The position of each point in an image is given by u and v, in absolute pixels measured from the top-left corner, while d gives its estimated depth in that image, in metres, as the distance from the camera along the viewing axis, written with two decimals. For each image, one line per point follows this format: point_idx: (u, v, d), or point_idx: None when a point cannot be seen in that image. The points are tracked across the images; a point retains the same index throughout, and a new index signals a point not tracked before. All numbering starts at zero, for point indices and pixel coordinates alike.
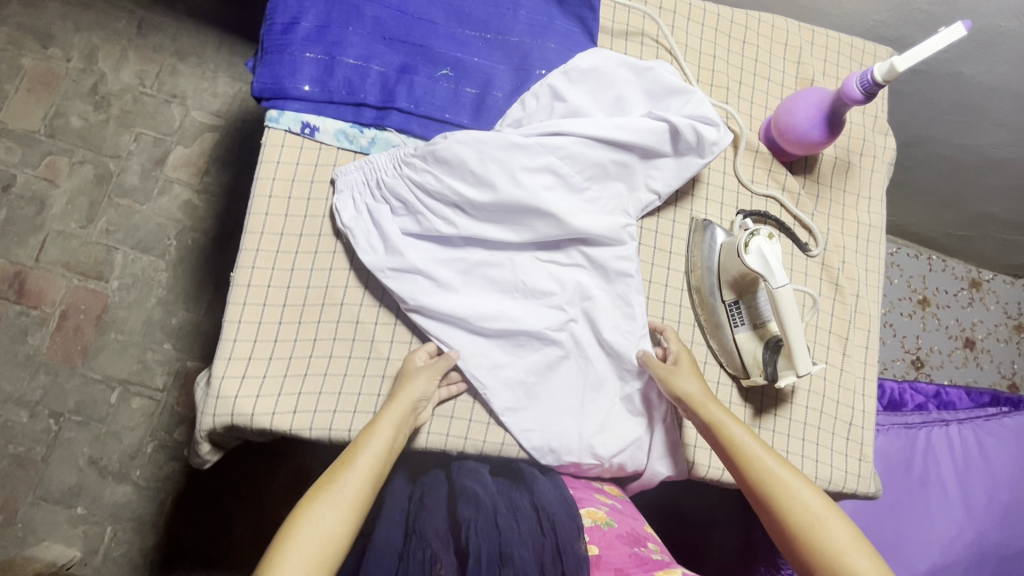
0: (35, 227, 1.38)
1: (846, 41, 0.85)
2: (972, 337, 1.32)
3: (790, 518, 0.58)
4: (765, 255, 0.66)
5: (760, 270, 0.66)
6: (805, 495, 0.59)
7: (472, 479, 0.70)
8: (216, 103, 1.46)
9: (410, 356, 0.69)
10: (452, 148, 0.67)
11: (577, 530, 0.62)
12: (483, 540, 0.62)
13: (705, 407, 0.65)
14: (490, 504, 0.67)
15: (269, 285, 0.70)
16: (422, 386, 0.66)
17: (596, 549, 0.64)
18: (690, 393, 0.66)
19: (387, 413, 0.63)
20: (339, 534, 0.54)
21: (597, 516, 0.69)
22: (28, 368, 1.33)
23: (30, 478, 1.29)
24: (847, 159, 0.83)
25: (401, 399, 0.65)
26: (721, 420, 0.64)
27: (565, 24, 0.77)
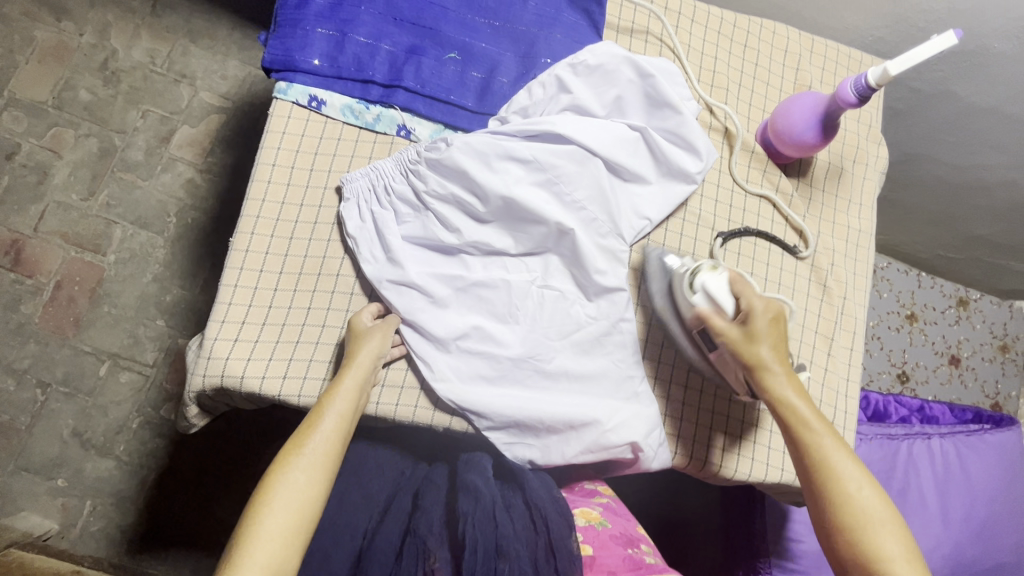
0: (36, 196, 1.39)
1: (844, 52, 0.88)
2: (957, 355, 1.32)
3: (838, 512, 0.57)
4: (710, 293, 0.65)
5: (712, 307, 0.65)
6: (862, 489, 0.57)
7: (473, 472, 0.70)
8: (224, 85, 1.48)
9: (355, 316, 0.68)
10: (452, 155, 0.69)
11: (569, 529, 0.66)
12: (479, 531, 0.64)
13: (777, 379, 0.61)
14: (489, 496, 0.68)
15: (267, 252, 0.70)
16: (376, 346, 0.66)
17: (590, 550, 0.69)
18: (764, 364, 0.62)
19: (347, 375, 0.64)
20: (313, 494, 0.56)
21: (591, 516, 0.74)
22: (19, 337, 1.33)
23: (13, 447, 1.29)
24: (840, 165, 0.85)
25: (358, 361, 0.65)
26: (790, 398, 0.61)
27: (571, 16, 0.79)
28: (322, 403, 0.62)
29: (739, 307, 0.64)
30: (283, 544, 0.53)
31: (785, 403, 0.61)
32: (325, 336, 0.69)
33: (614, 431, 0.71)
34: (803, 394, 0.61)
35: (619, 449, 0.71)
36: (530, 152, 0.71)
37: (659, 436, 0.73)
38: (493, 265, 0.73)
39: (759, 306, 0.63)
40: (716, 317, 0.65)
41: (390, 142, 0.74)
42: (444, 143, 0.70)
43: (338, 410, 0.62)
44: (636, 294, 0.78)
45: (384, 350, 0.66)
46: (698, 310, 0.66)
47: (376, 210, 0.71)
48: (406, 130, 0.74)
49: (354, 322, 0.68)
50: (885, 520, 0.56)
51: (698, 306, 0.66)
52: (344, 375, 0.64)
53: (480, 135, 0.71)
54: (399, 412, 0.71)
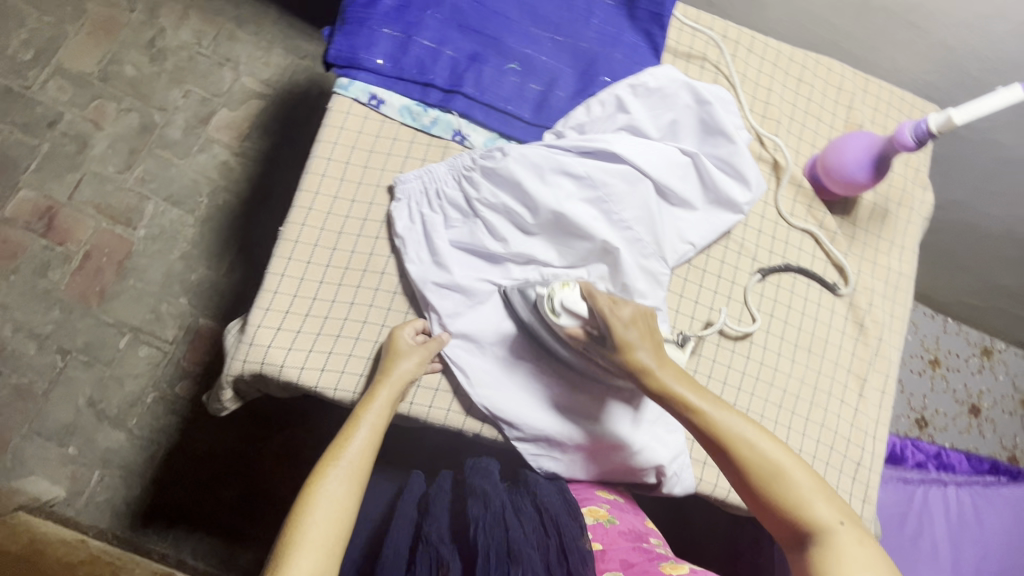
0: (74, 165, 1.41)
1: (897, 95, 0.88)
2: (977, 405, 1.31)
3: (761, 488, 0.55)
4: (572, 311, 0.66)
5: (580, 322, 0.66)
6: (766, 449, 0.56)
7: (481, 478, 0.74)
8: (267, 71, 1.50)
9: (398, 330, 0.68)
10: (507, 167, 0.70)
11: (579, 527, 0.66)
12: (490, 536, 0.64)
13: (660, 373, 0.60)
14: (498, 501, 0.69)
15: (316, 245, 0.71)
16: (412, 366, 0.65)
17: (600, 546, 0.68)
18: (643, 364, 0.61)
19: (381, 392, 0.64)
20: (351, 507, 0.57)
21: (599, 514, 0.71)
22: (45, 302, 1.34)
23: (28, 410, 1.30)
24: (885, 207, 0.85)
25: (392, 377, 0.65)
26: (673, 387, 0.59)
27: (632, 36, 0.79)
28: (357, 416, 0.63)
29: (597, 317, 0.63)
30: (325, 555, 0.53)
31: (671, 393, 0.59)
32: (366, 333, 0.70)
33: (641, 453, 0.72)
34: (685, 380, 0.61)
35: (643, 470, 0.72)
36: (584, 169, 0.71)
37: (683, 462, 0.73)
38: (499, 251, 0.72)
39: (610, 313, 0.61)
40: (585, 333, 0.65)
41: (445, 145, 0.75)
42: (501, 152, 0.71)
43: (373, 423, 0.63)
44: (672, 317, 0.78)
45: (420, 371, 0.66)
46: (567, 331, 0.66)
47: (427, 212, 0.72)
48: (461, 136, 0.75)
49: (395, 336, 0.68)
50: (792, 468, 0.56)
51: (567, 328, 0.66)
52: (378, 391, 0.64)
53: (535, 148, 0.72)
54: (429, 413, 0.71)
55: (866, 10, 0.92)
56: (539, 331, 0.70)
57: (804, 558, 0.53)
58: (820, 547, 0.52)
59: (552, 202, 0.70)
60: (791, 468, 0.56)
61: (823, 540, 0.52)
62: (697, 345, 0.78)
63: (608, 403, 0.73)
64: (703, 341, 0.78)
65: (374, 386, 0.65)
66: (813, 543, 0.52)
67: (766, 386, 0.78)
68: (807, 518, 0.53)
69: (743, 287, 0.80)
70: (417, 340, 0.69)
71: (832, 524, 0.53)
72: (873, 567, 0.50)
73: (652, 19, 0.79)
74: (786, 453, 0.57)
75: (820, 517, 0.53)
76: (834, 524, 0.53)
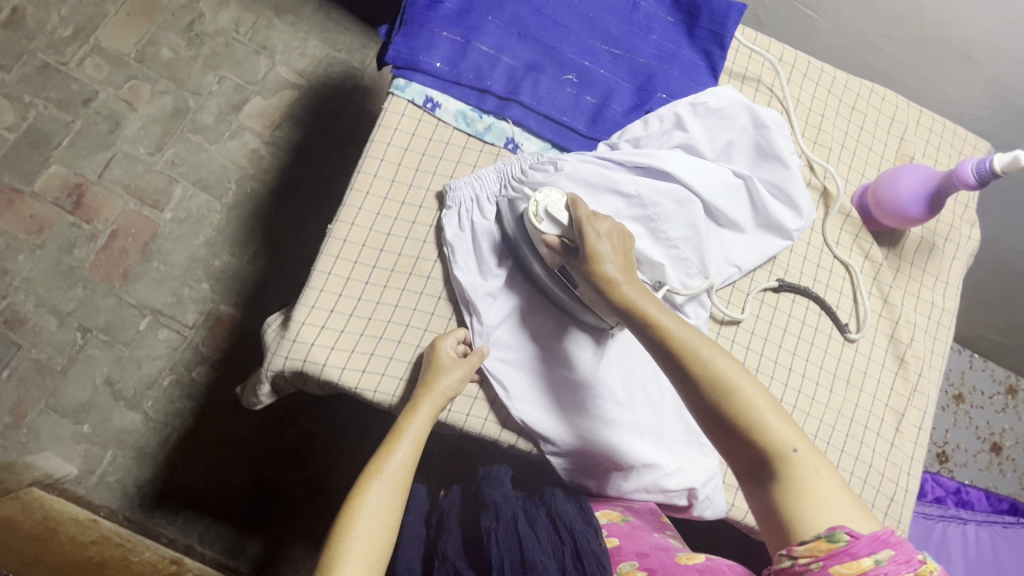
0: (105, 144, 1.40)
1: (950, 129, 0.87)
2: (999, 443, 1.30)
3: (723, 411, 0.53)
4: (555, 220, 0.63)
5: (558, 233, 0.63)
6: (726, 375, 0.53)
7: (493, 487, 0.71)
8: (302, 62, 1.49)
9: (439, 339, 0.68)
10: (559, 181, 0.70)
11: (595, 533, 0.63)
12: (503, 547, 0.63)
13: (623, 289, 0.57)
14: (509, 512, 0.66)
15: (364, 245, 0.72)
16: (455, 381, 0.65)
17: (616, 542, 0.65)
18: (610, 277, 0.58)
19: (424, 404, 0.64)
20: (392, 521, 0.57)
21: (613, 514, 0.69)
22: (68, 279, 1.33)
23: (45, 386, 1.29)
24: (932, 241, 0.84)
25: (435, 391, 0.64)
26: (640, 302, 0.57)
27: (690, 55, 0.78)
28: (400, 428, 0.63)
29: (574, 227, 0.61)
30: (367, 568, 0.54)
31: (634, 311, 0.56)
32: (408, 337, 0.70)
33: (673, 476, 0.70)
34: (650, 298, 0.57)
35: (676, 493, 0.71)
36: (635, 187, 0.71)
37: (716, 486, 0.72)
38: (490, 190, 0.72)
39: (587, 225, 0.60)
40: (559, 243, 0.63)
41: (496, 153, 0.75)
42: (554, 166, 0.71)
43: (415, 437, 0.63)
44: (713, 339, 0.77)
45: (463, 385, 0.65)
46: (543, 240, 0.64)
47: (475, 219, 0.71)
48: (514, 144, 0.75)
49: (439, 349, 0.67)
50: (749, 393, 0.53)
51: (545, 236, 0.64)
52: (421, 405, 0.64)
53: (588, 162, 0.71)
54: (465, 421, 0.70)
55: (919, 40, 0.92)
56: (519, 242, 0.69)
57: (762, 486, 0.52)
58: (777, 476, 0.51)
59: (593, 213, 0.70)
60: (750, 394, 0.53)
61: (779, 468, 0.51)
62: None
63: (570, 332, 0.72)
64: (744, 366, 0.77)
65: (417, 397, 0.65)
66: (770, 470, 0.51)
67: (803, 415, 0.77)
68: (763, 442, 0.51)
69: (772, 308, 0.79)
70: (460, 350, 0.69)
71: (788, 451, 0.51)
72: (822, 489, 0.50)
73: (712, 39, 0.78)
74: (745, 375, 0.53)
75: (775, 441, 0.51)
76: (789, 452, 0.51)
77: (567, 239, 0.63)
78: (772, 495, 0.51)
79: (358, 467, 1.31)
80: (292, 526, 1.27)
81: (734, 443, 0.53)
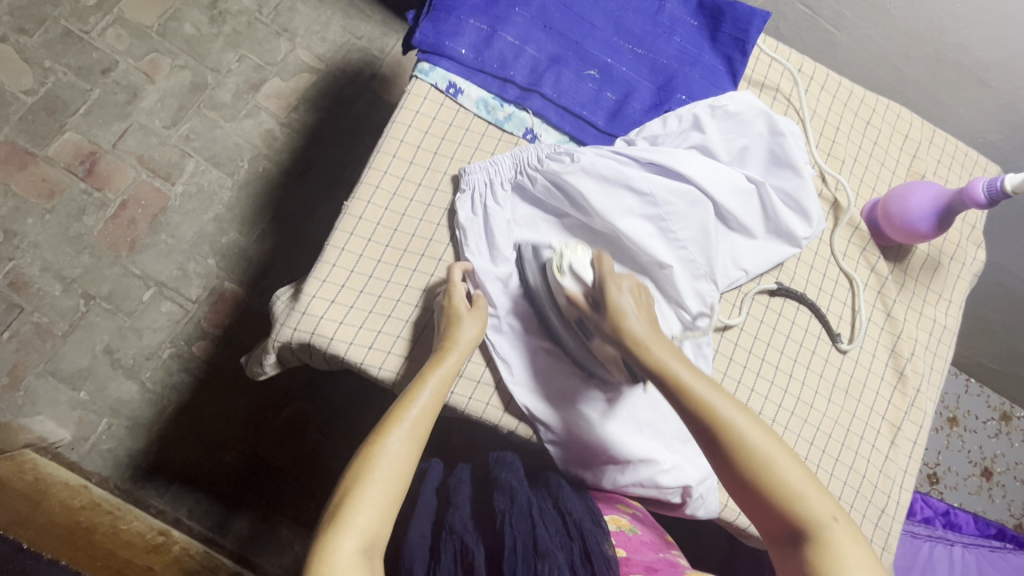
0: (121, 114, 1.40)
1: (962, 150, 0.88)
2: (990, 468, 1.31)
3: (761, 481, 0.53)
4: (576, 274, 0.65)
5: (581, 288, 0.65)
6: (758, 441, 0.53)
7: (508, 472, 0.73)
8: (322, 47, 1.50)
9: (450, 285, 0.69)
10: (575, 173, 0.71)
11: (604, 533, 0.64)
12: (517, 530, 0.63)
13: (653, 349, 0.57)
14: (524, 496, 0.69)
15: (378, 224, 0.72)
16: (474, 334, 0.67)
17: (624, 553, 0.65)
18: (638, 336, 0.58)
19: (449, 358, 0.65)
20: (409, 466, 0.58)
21: (621, 522, 0.70)
22: (75, 245, 1.33)
23: (44, 350, 1.29)
24: (938, 259, 0.85)
25: (458, 345, 0.66)
26: (671, 365, 0.56)
27: (711, 59, 0.79)
28: (423, 378, 0.63)
29: (598, 283, 0.63)
30: (382, 512, 0.54)
31: (665, 374, 0.56)
32: (416, 316, 0.71)
33: (669, 472, 0.71)
34: (679, 357, 0.57)
35: (670, 490, 0.71)
36: (648, 185, 0.71)
37: (710, 485, 0.73)
38: (518, 237, 0.73)
39: (611, 279, 0.61)
40: (584, 298, 0.64)
41: (515, 142, 0.76)
42: (570, 157, 0.71)
43: (437, 387, 0.63)
44: (717, 340, 0.78)
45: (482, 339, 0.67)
46: (566, 293, 0.65)
47: (490, 206, 0.72)
48: (532, 135, 0.76)
49: (452, 295, 0.68)
50: (782, 460, 0.53)
51: (567, 289, 0.65)
52: (445, 358, 0.65)
53: (604, 157, 0.72)
54: (466, 403, 0.71)
55: (936, 62, 0.93)
56: (540, 294, 0.70)
57: (799, 556, 0.51)
58: (815, 546, 0.50)
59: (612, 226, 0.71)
60: (784, 462, 0.53)
61: (817, 538, 0.50)
62: (738, 372, 0.77)
63: (586, 390, 0.72)
64: (743, 367, 0.77)
65: (440, 351, 0.66)
66: (806, 539, 0.50)
67: (800, 422, 0.77)
68: (805, 515, 0.51)
69: (776, 312, 0.80)
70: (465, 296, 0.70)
71: (828, 521, 0.51)
72: (866, 563, 0.49)
73: (734, 44, 0.79)
74: (776, 442, 0.54)
75: (814, 512, 0.51)
76: (829, 520, 0.51)
77: (588, 294, 0.64)
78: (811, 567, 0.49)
79: (352, 450, 1.32)
80: (280, 507, 1.28)
81: (774, 515, 0.52)
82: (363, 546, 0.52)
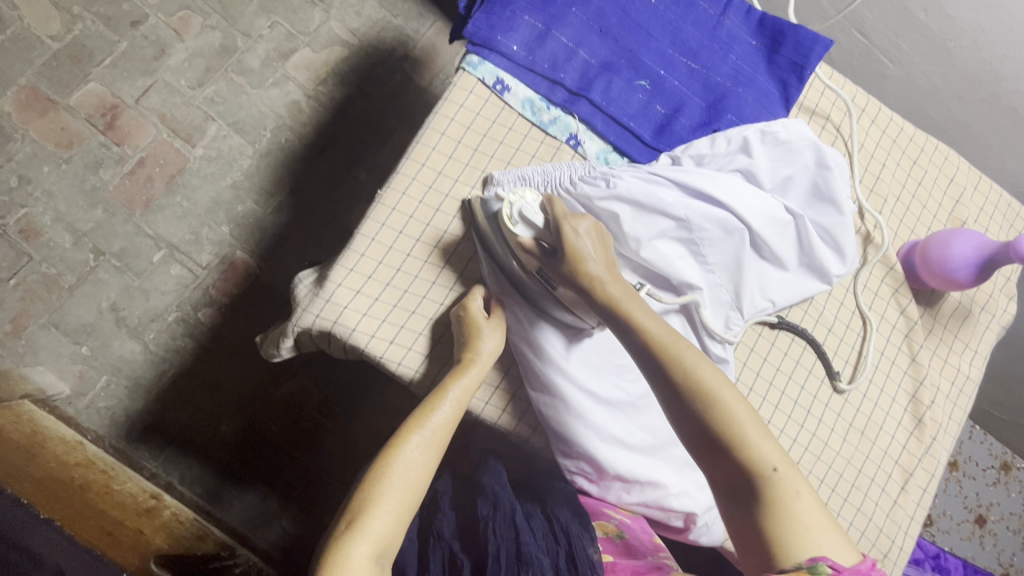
0: (148, 70, 1.37)
1: (1005, 199, 0.87)
2: (984, 515, 1.31)
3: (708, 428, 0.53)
4: (529, 221, 0.63)
5: (534, 235, 0.64)
6: (712, 387, 0.53)
7: (491, 477, 0.70)
8: (357, 22, 1.47)
9: (466, 301, 0.67)
10: (609, 201, 0.68)
11: (590, 538, 0.64)
12: (500, 539, 0.64)
13: (609, 285, 0.59)
14: (507, 504, 0.67)
15: (411, 217, 0.71)
16: (497, 342, 0.66)
17: (610, 558, 0.65)
18: (593, 279, 0.60)
19: (469, 370, 0.64)
20: (425, 474, 0.59)
21: (608, 528, 0.69)
22: (90, 199, 1.31)
23: (50, 301, 1.27)
24: (969, 308, 0.84)
25: (482, 356, 0.65)
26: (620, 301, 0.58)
27: (766, 81, 0.77)
28: (444, 388, 0.63)
29: (552, 226, 0.62)
30: (397, 518, 0.56)
31: (618, 308, 0.58)
32: (439, 316, 0.70)
33: (676, 497, 0.70)
34: (636, 301, 0.59)
35: (674, 514, 0.71)
36: (685, 212, 0.69)
37: (715, 514, 0.72)
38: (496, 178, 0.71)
39: (567, 223, 0.61)
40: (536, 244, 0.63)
41: (557, 147, 0.75)
42: (606, 182, 0.68)
43: (458, 398, 0.63)
44: (739, 369, 0.77)
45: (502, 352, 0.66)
46: (519, 243, 0.64)
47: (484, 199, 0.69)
48: (576, 141, 0.74)
49: (470, 311, 0.66)
50: (734, 409, 0.53)
51: (521, 238, 0.64)
52: (467, 370, 0.64)
53: (640, 178, 0.69)
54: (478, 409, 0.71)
55: (989, 106, 0.91)
56: (495, 239, 0.68)
57: (741, 499, 0.52)
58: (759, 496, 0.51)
59: (646, 251, 0.69)
60: (737, 413, 0.53)
61: (761, 489, 0.51)
62: (756, 403, 0.76)
63: (545, 329, 0.69)
64: (758, 400, 0.76)
65: (462, 362, 0.65)
66: (756, 489, 0.51)
67: (813, 458, 0.77)
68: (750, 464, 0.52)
69: (799, 346, 0.78)
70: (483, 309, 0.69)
71: (769, 471, 0.51)
72: (806, 515, 0.50)
73: (791, 69, 0.77)
74: (730, 389, 0.54)
75: (757, 460, 0.52)
76: (770, 472, 0.51)
77: (544, 236, 0.64)
78: (759, 520, 0.50)
79: (349, 436, 1.31)
80: (273, 481, 1.27)
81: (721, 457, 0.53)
82: (377, 552, 0.53)
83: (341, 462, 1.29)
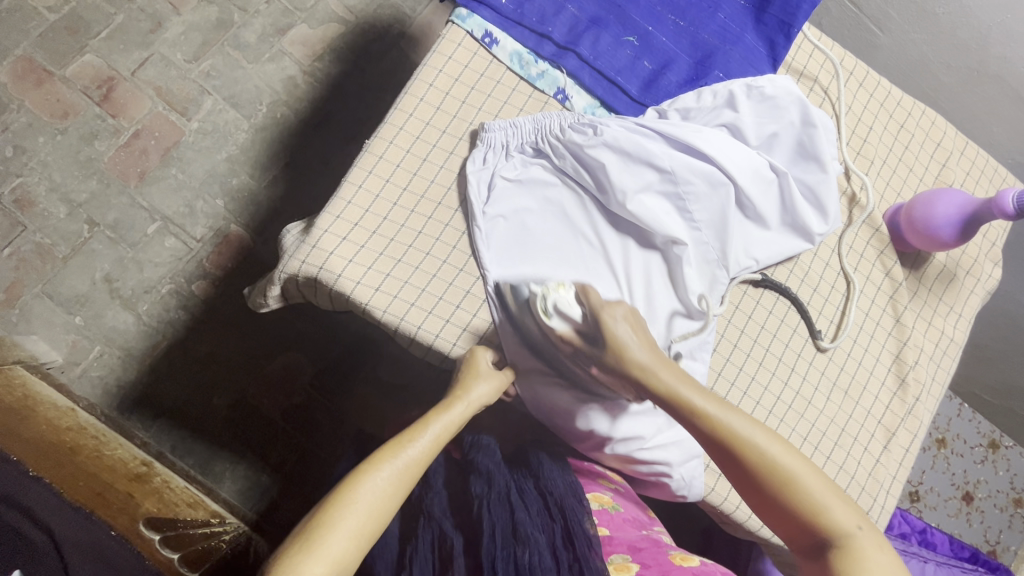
0: (144, 43, 1.37)
1: (992, 165, 0.87)
2: (971, 492, 1.32)
3: (782, 498, 0.51)
4: (563, 313, 0.60)
5: (572, 326, 0.60)
6: (783, 460, 0.51)
7: (485, 455, 0.72)
8: None
9: (478, 351, 0.68)
10: (597, 147, 0.69)
11: (585, 512, 0.64)
12: (495, 516, 0.64)
13: (662, 375, 0.54)
14: (501, 481, 0.69)
15: (398, 166, 0.72)
16: (487, 392, 0.66)
17: (607, 532, 0.66)
18: (642, 367, 0.55)
19: (456, 407, 0.64)
20: (391, 505, 0.55)
21: (603, 501, 0.71)
22: (85, 170, 1.31)
23: (44, 270, 1.27)
24: (954, 271, 0.84)
25: (469, 398, 0.64)
26: (676, 387, 0.53)
27: (753, 40, 0.78)
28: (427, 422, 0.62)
29: (590, 317, 0.58)
30: (355, 544, 0.52)
31: (678, 401, 0.53)
32: (425, 265, 0.70)
33: (648, 450, 0.71)
34: (690, 382, 0.54)
35: (646, 465, 0.72)
36: (670, 163, 0.69)
37: (693, 468, 0.72)
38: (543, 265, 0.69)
39: (603, 312, 0.57)
40: (577, 336, 0.60)
41: (545, 101, 0.75)
42: (594, 130, 0.70)
43: (438, 434, 0.61)
44: (722, 325, 0.77)
45: (492, 400, 0.66)
46: (557, 335, 0.61)
47: (496, 182, 0.71)
48: (563, 95, 0.75)
49: (476, 356, 0.68)
50: (804, 475, 0.51)
51: (558, 330, 0.61)
52: (451, 407, 0.64)
53: (629, 130, 0.70)
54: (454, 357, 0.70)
55: (978, 74, 0.91)
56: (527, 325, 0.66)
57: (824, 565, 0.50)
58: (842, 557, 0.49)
59: (632, 204, 0.69)
60: (803, 475, 0.51)
61: (840, 547, 0.50)
62: (740, 357, 0.77)
63: (589, 409, 0.70)
64: (738, 357, 0.77)
65: (450, 398, 0.65)
66: (837, 555, 0.49)
67: (796, 416, 0.77)
68: (830, 529, 0.50)
69: (782, 305, 0.79)
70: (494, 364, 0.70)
71: (851, 529, 0.50)
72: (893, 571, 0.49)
73: (778, 28, 0.78)
74: (794, 454, 0.52)
75: (836, 522, 0.50)
76: (852, 529, 0.50)
77: (583, 331, 0.60)
78: None
79: (340, 410, 1.31)
80: (264, 453, 1.27)
81: (798, 522, 0.51)
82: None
83: (332, 434, 1.29)
